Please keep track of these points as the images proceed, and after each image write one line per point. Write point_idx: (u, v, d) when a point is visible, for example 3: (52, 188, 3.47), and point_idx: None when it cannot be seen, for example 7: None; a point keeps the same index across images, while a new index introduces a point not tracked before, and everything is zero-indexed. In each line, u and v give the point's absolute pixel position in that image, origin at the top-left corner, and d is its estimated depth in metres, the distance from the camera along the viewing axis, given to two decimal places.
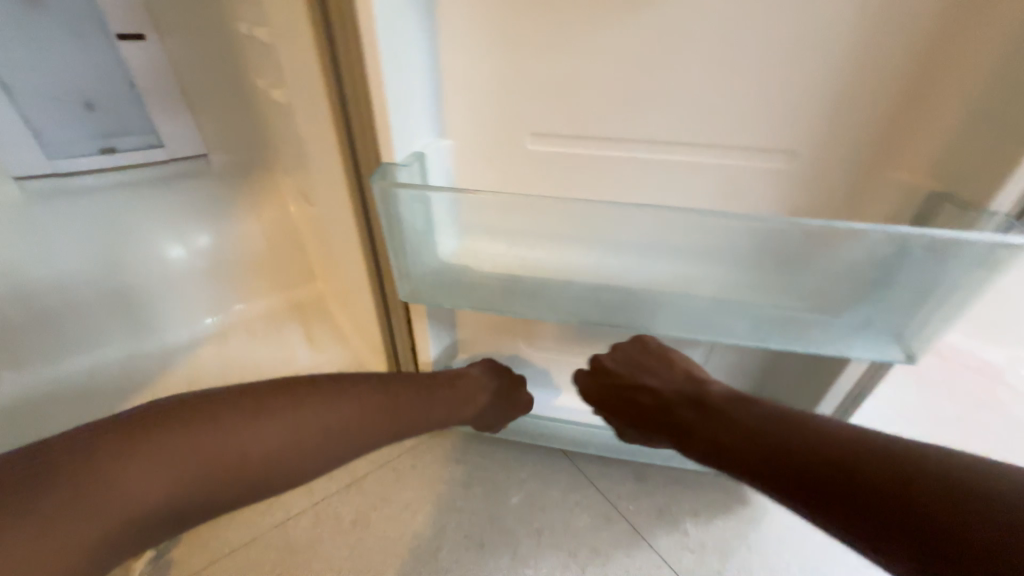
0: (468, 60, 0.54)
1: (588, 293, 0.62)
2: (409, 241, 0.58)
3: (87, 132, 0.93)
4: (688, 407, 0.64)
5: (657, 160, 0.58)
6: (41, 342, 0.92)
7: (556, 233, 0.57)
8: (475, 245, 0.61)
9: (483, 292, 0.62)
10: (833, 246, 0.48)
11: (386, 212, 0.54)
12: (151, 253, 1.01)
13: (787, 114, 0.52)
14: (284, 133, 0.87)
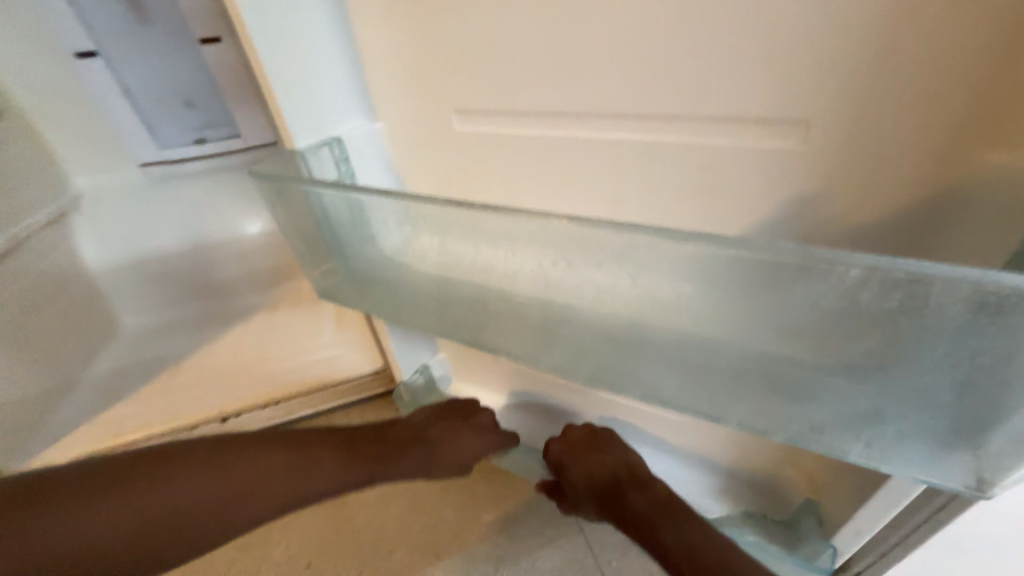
0: (384, 29, 0.47)
1: (513, 310, 0.50)
2: (331, 237, 0.56)
3: (187, 126, 1.12)
4: (636, 488, 0.61)
5: (607, 141, 0.43)
6: (149, 294, 1.14)
7: (464, 241, 0.48)
8: (395, 242, 0.54)
9: (410, 296, 0.57)
10: (799, 282, 0.31)
11: (298, 204, 0.53)
12: (232, 229, 1.18)
13: (788, 63, 0.33)
14: None
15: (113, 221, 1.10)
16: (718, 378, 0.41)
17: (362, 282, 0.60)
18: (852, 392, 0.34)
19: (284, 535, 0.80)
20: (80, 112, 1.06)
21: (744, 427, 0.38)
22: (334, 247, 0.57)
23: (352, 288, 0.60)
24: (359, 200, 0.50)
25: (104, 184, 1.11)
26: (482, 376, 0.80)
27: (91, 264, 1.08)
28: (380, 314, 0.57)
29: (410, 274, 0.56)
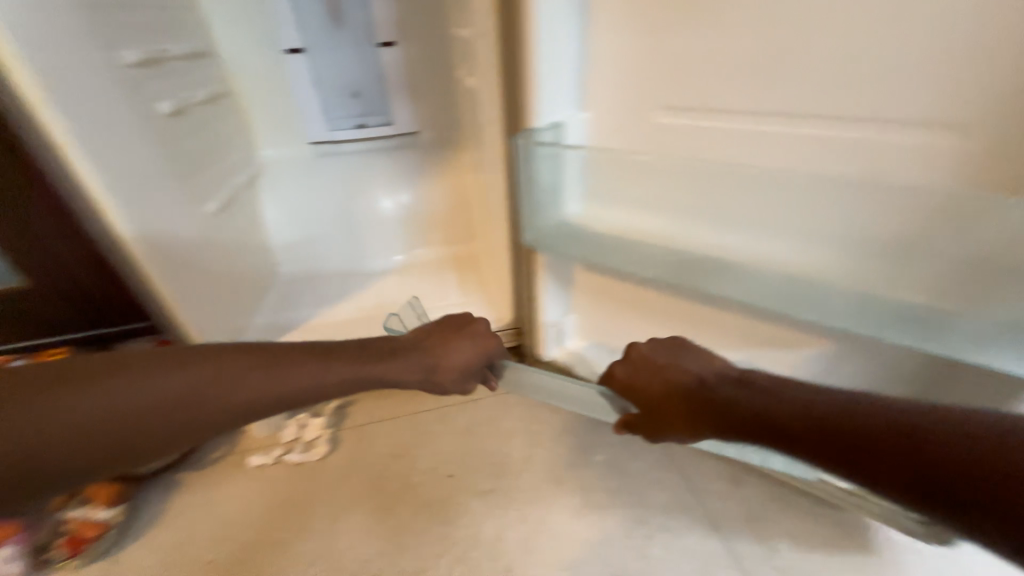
0: (614, 42, 0.63)
1: (686, 259, 0.71)
2: (539, 195, 0.75)
3: (352, 113, 1.32)
4: (727, 384, 0.62)
5: (791, 132, 0.56)
6: (299, 250, 1.34)
7: (669, 209, 0.69)
8: (593, 208, 0.76)
9: (595, 246, 0.76)
10: (974, 217, 0.49)
11: (525, 166, 0.72)
12: (373, 203, 1.38)
13: (964, 78, 0.45)
14: (472, 114, 1.11)
15: (287, 186, 1.33)
16: (876, 313, 0.59)
17: (549, 236, 0.77)
18: (980, 324, 0.54)
19: (426, 453, 0.95)
20: (275, 94, 1.28)
21: (897, 339, 0.56)
22: (537, 206, 0.77)
23: (542, 238, 0.79)
24: (591, 174, 0.72)
25: (283, 156, 1.34)
26: (608, 335, 0.94)
27: (268, 221, 1.31)
28: (571, 253, 0.76)
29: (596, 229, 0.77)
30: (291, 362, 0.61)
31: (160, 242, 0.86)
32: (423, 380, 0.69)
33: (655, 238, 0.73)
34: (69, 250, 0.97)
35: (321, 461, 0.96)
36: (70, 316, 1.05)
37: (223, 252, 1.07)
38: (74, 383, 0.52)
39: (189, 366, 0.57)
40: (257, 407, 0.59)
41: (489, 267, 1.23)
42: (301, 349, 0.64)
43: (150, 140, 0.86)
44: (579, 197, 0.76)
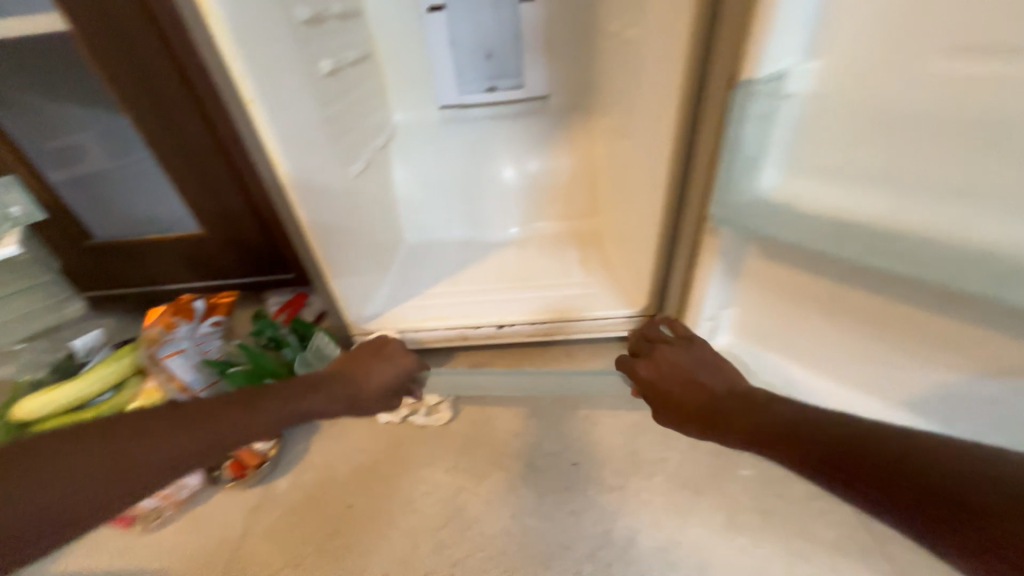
0: None
1: (954, 255, 0.51)
2: (737, 162, 0.63)
3: (483, 75, 1.27)
4: (732, 396, 0.60)
5: None
6: (422, 216, 1.36)
7: (932, 181, 0.52)
8: (806, 185, 0.62)
9: (806, 227, 0.61)
10: None
11: (733, 124, 0.60)
12: (495, 172, 1.33)
13: None
14: (622, 74, 1.00)
15: (415, 150, 1.33)
16: None
17: (739, 213, 0.65)
18: None
19: (549, 436, 0.91)
20: (410, 55, 1.27)
21: None
22: (729, 176, 0.65)
23: (729, 215, 0.66)
24: (827, 142, 0.58)
25: (413, 120, 1.34)
26: (778, 340, 0.82)
27: (396, 185, 1.33)
28: (774, 234, 0.62)
29: (814, 213, 0.61)
30: (214, 409, 0.61)
31: (316, 200, 0.89)
32: (350, 407, 0.73)
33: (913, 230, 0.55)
34: (236, 201, 1.06)
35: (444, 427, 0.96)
36: (231, 262, 1.16)
37: (363, 214, 1.10)
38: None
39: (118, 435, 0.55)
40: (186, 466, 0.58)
41: (617, 245, 1.14)
42: (226, 400, 0.63)
43: (312, 99, 0.88)
44: (781, 168, 0.63)
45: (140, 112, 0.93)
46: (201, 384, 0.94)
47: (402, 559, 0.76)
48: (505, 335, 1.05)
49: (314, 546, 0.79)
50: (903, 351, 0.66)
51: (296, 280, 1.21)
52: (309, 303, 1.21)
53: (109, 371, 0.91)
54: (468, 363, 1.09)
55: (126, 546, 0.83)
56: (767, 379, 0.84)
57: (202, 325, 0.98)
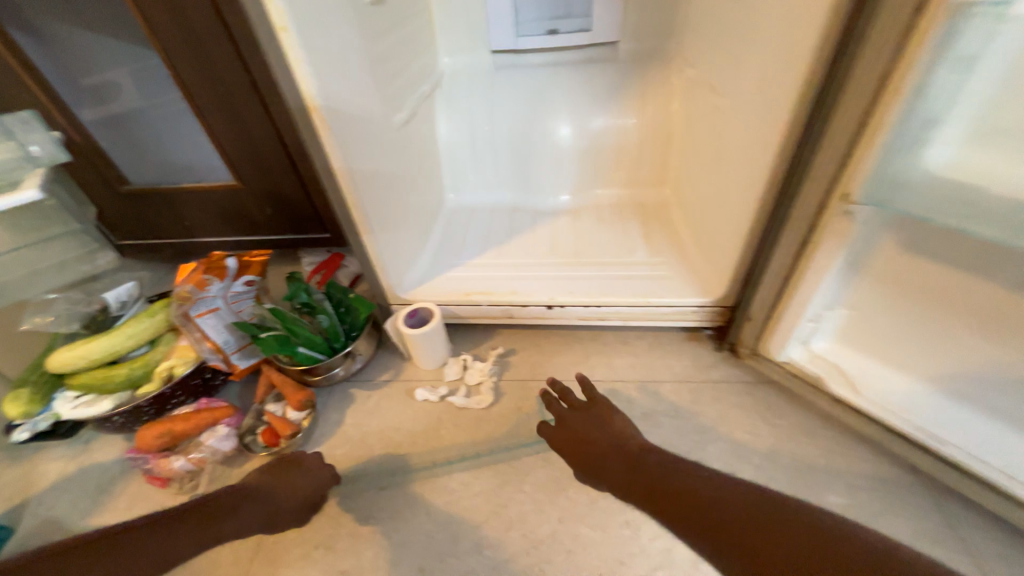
0: None
1: None
2: (909, 125, 0.49)
3: (544, 15, 1.10)
4: (618, 451, 0.61)
5: None
6: (466, 177, 1.24)
7: None
8: (999, 159, 0.47)
9: (990, 214, 0.48)
10: None
11: (922, 71, 0.45)
12: (549, 130, 1.18)
13: None
14: (720, 12, 0.82)
15: (462, 101, 1.19)
16: None
17: (896, 193, 0.52)
18: None
19: None
20: None
21: None
22: (892, 143, 0.50)
23: (882, 195, 0.53)
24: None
25: (462, 66, 1.19)
26: (899, 350, 0.68)
27: (440, 140, 1.20)
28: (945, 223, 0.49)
29: (997, 196, 0.48)
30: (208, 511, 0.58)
31: (357, 153, 0.78)
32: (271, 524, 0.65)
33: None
34: (270, 151, 0.97)
35: (485, 412, 0.88)
36: (266, 218, 1.10)
37: (405, 170, 0.99)
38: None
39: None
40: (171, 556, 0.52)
41: (690, 220, 1.00)
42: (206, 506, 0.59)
43: (356, 35, 0.76)
44: (968, 134, 0.48)
45: (167, 42, 0.83)
46: (234, 346, 0.90)
47: (438, 553, 0.70)
48: (556, 316, 0.94)
49: (348, 528, 0.75)
50: None
51: (332, 240, 1.13)
52: (345, 265, 1.13)
53: (142, 326, 0.87)
54: (512, 342, 1.00)
55: (161, 504, 0.82)
56: (879, 401, 0.70)
57: (235, 284, 0.91)
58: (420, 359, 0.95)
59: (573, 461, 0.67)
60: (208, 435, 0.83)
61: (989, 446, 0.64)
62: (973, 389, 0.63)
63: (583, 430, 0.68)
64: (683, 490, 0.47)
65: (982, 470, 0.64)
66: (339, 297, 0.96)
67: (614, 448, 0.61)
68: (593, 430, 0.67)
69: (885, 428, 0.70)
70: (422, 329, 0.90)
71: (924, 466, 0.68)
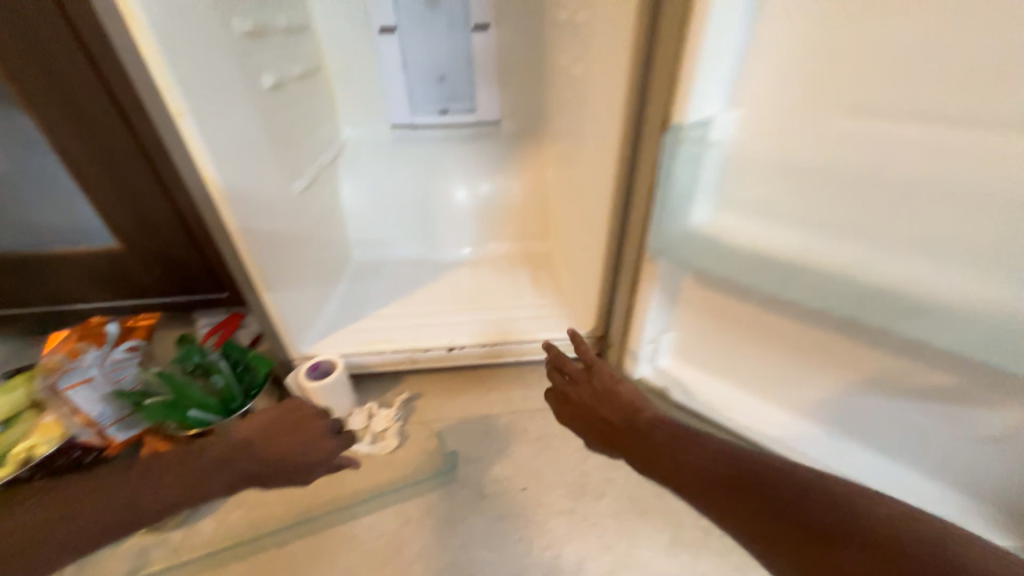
0: (792, 28, 0.53)
1: (849, 289, 0.60)
2: (671, 197, 0.69)
3: (435, 97, 1.28)
4: (635, 427, 0.70)
5: (1001, 147, 0.46)
6: (371, 234, 1.33)
7: (836, 226, 0.60)
8: (733, 220, 0.68)
9: (731, 257, 0.68)
10: None
11: (667, 164, 0.66)
12: (447, 193, 1.33)
13: None
14: (568, 106, 1.05)
15: (365, 167, 1.31)
16: None
17: (676, 243, 0.72)
18: None
19: (499, 460, 0.90)
20: (364, 74, 1.26)
21: None
22: (665, 208, 0.70)
23: (666, 245, 0.73)
24: (774, 188, 0.62)
25: (363, 137, 1.32)
26: (712, 360, 0.87)
27: (344, 202, 1.29)
28: (704, 265, 0.69)
29: (732, 243, 0.68)
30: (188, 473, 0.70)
31: (254, 217, 0.84)
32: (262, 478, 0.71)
33: (927, 297, 0.56)
34: (163, 215, 0.98)
35: (390, 455, 0.92)
36: (156, 280, 1.07)
37: (307, 230, 1.05)
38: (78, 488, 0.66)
39: (30, 517, 0.63)
40: (151, 511, 0.67)
41: (566, 266, 1.17)
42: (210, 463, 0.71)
43: (253, 115, 0.84)
44: (711, 202, 0.68)
45: (47, 116, 0.83)
46: (111, 417, 0.85)
47: None
48: (456, 357, 1.04)
49: None
50: (821, 369, 0.72)
51: (230, 300, 1.12)
52: (245, 325, 1.12)
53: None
54: (417, 386, 1.06)
55: None
56: (705, 403, 0.89)
57: (115, 349, 0.88)
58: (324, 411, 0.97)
59: (585, 432, 0.81)
60: None
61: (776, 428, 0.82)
62: (761, 387, 0.82)
63: (590, 404, 0.80)
64: (716, 471, 0.57)
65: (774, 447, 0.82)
66: (233, 353, 0.96)
67: (626, 418, 0.72)
68: (603, 407, 0.77)
69: (714, 425, 0.88)
70: (324, 380, 0.93)
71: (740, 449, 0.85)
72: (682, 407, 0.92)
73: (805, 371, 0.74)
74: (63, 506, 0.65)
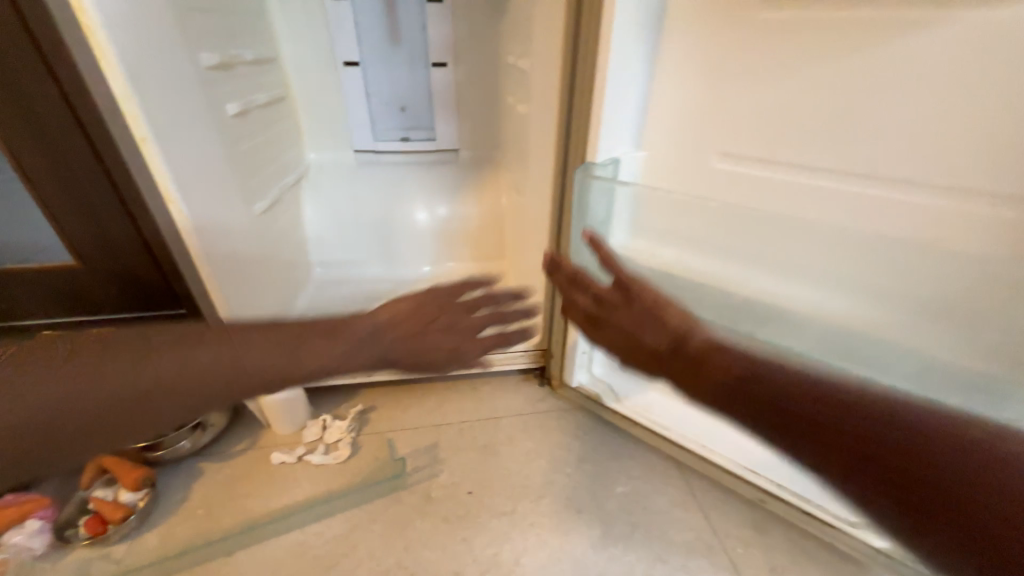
0: (679, 90, 0.67)
1: (725, 302, 0.73)
2: (589, 225, 0.79)
3: (397, 126, 1.37)
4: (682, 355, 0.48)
5: (833, 187, 0.61)
6: (332, 254, 1.38)
7: (716, 252, 0.71)
8: (641, 246, 0.76)
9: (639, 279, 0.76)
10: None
11: (583, 196, 0.76)
12: (408, 214, 1.40)
13: (1007, 162, 0.49)
14: (516, 139, 1.15)
15: (328, 190, 1.37)
16: (921, 373, 0.61)
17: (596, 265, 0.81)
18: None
19: (447, 467, 0.96)
20: (330, 103, 1.34)
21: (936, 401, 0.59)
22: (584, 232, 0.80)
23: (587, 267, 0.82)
24: (670, 219, 0.71)
25: (327, 160, 1.39)
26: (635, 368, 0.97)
27: (305, 221, 1.34)
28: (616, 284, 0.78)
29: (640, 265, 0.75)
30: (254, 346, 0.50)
31: (215, 234, 0.89)
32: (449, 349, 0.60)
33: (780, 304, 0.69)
34: (122, 234, 1.01)
35: (341, 465, 0.96)
36: (112, 297, 1.08)
37: (268, 248, 1.10)
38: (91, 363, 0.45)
39: (91, 368, 0.45)
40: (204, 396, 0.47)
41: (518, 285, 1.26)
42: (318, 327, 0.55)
43: (217, 139, 0.90)
44: (623, 229, 0.76)
45: (11, 141, 0.87)
46: None
47: None
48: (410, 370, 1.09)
49: None
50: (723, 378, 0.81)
51: (186, 317, 1.14)
52: None
53: None
54: (373, 399, 1.10)
55: None
56: (631, 406, 0.99)
57: None
58: (277, 424, 1.00)
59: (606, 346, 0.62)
60: (13, 532, 0.78)
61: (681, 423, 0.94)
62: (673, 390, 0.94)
63: (616, 318, 0.62)
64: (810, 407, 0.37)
65: (685, 442, 0.93)
66: None
67: (672, 338, 0.52)
68: (630, 316, 0.61)
69: (641, 427, 0.98)
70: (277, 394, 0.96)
71: (663, 446, 0.95)
72: (615, 412, 1.01)
73: None
74: (130, 347, 0.47)
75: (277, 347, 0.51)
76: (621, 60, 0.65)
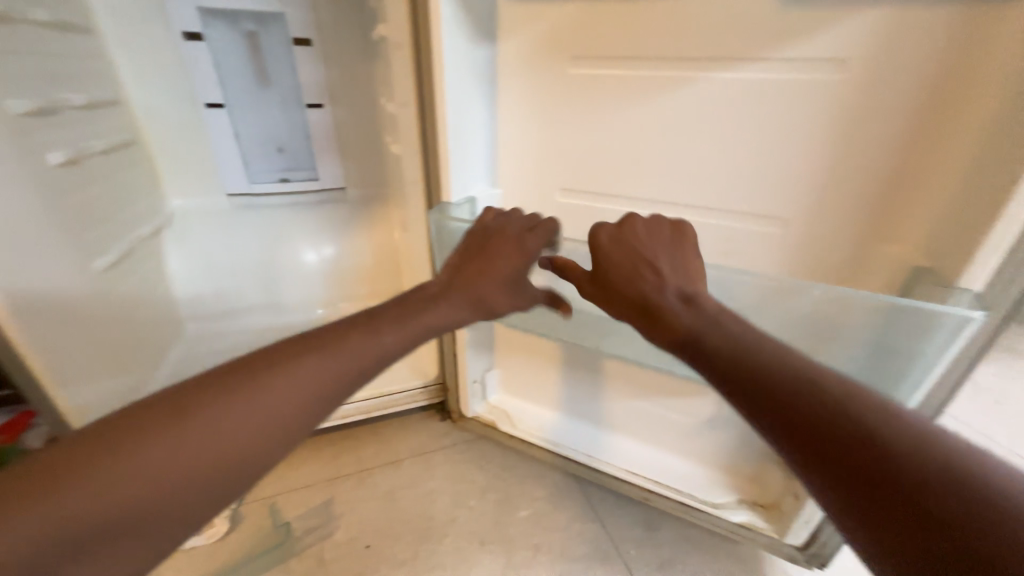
0: (522, 135, 0.74)
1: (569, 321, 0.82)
2: None
3: (276, 167, 1.31)
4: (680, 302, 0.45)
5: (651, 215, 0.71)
6: (210, 307, 1.27)
7: None
8: None
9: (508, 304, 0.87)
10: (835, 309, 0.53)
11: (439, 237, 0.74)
12: (295, 255, 1.34)
13: (767, 190, 0.63)
14: (397, 177, 1.16)
15: (197, 238, 1.27)
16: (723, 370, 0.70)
17: None
18: None
19: (343, 521, 0.90)
20: (194, 146, 1.26)
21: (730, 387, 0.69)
22: None
23: None
24: None
25: (195, 206, 1.29)
26: (528, 387, 1.04)
27: (171, 274, 1.22)
28: None
29: None
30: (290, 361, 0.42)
31: (38, 303, 0.77)
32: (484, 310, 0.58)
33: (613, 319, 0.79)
34: None
35: (217, 544, 0.85)
36: None
37: (118, 310, 0.98)
38: (98, 457, 0.34)
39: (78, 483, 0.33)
40: (243, 464, 0.38)
41: None
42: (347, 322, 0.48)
43: (34, 195, 0.79)
44: None
45: None
46: None
47: None
48: None
49: None
50: (597, 383, 0.94)
51: (9, 399, 0.96)
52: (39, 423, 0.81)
53: None
54: None
55: None
56: (525, 427, 1.02)
57: None
58: None
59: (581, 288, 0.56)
60: None
61: (564, 436, 1.00)
62: (563, 405, 1.01)
63: (618, 272, 0.51)
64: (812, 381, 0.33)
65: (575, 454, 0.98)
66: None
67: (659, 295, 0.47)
68: (656, 254, 0.50)
69: (537, 446, 1.00)
70: None
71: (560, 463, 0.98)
72: (512, 436, 1.03)
73: (585, 383, 0.95)
74: (96, 441, 0.35)
75: (285, 371, 0.41)
76: (463, 108, 0.70)
